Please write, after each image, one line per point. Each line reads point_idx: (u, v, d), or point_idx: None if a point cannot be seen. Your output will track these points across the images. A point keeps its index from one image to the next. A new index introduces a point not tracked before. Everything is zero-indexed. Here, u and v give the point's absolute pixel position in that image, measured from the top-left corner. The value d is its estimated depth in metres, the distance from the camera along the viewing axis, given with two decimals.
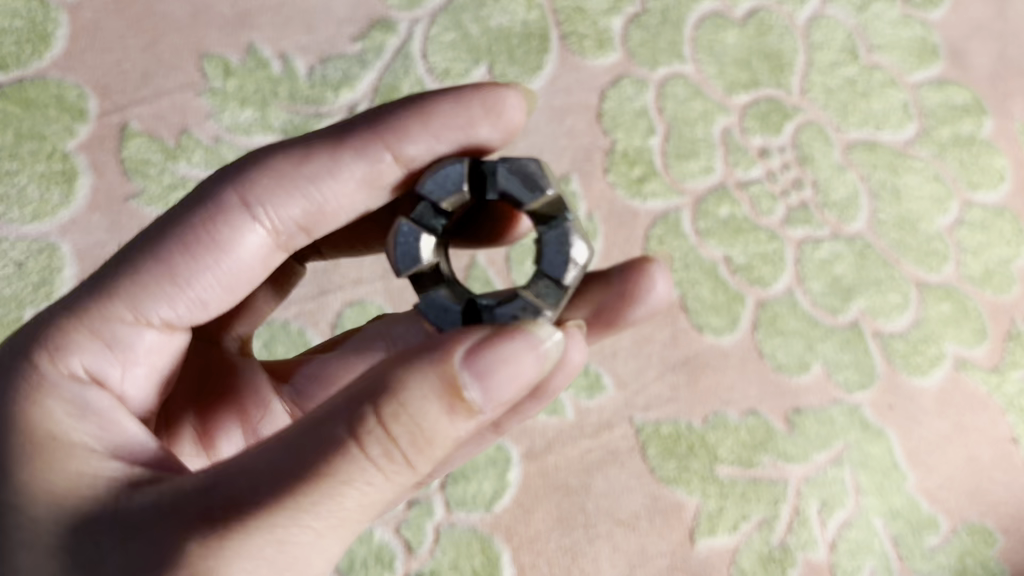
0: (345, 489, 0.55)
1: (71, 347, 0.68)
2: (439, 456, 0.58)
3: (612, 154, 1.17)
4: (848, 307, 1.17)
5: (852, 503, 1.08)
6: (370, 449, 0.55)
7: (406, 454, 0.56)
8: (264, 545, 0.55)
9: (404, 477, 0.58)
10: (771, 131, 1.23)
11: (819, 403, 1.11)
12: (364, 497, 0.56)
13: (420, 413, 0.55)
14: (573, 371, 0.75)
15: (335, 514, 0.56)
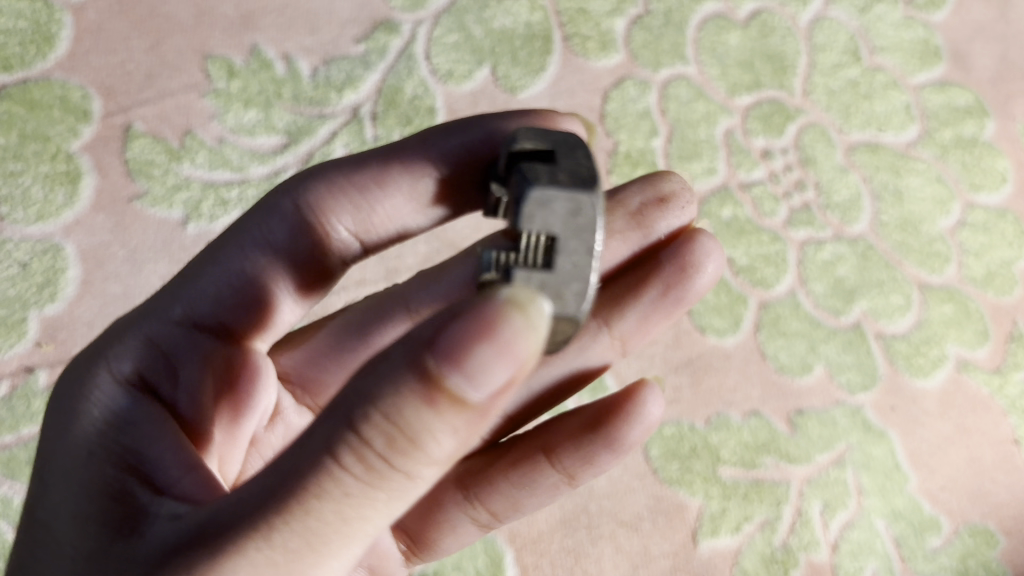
0: (324, 506, 0.49)
1: (126, 353, 0.71)
2: (432, 458, 0.50)
3: (616, 155, 1.17)
4: (850, 308, 1.17)
5: (854, 504, 1.08)
6: (347, 460, 0.49)
7: (386, 459, 0.49)
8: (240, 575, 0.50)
9: (400, 485, 0.51)
10: (773, 132, 1.23)
11: (822, 404, 1.11)
12: (354, 514, 0.50)
13: (395, 417, 0.48)
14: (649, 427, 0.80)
15: (319, 536, 0.50)
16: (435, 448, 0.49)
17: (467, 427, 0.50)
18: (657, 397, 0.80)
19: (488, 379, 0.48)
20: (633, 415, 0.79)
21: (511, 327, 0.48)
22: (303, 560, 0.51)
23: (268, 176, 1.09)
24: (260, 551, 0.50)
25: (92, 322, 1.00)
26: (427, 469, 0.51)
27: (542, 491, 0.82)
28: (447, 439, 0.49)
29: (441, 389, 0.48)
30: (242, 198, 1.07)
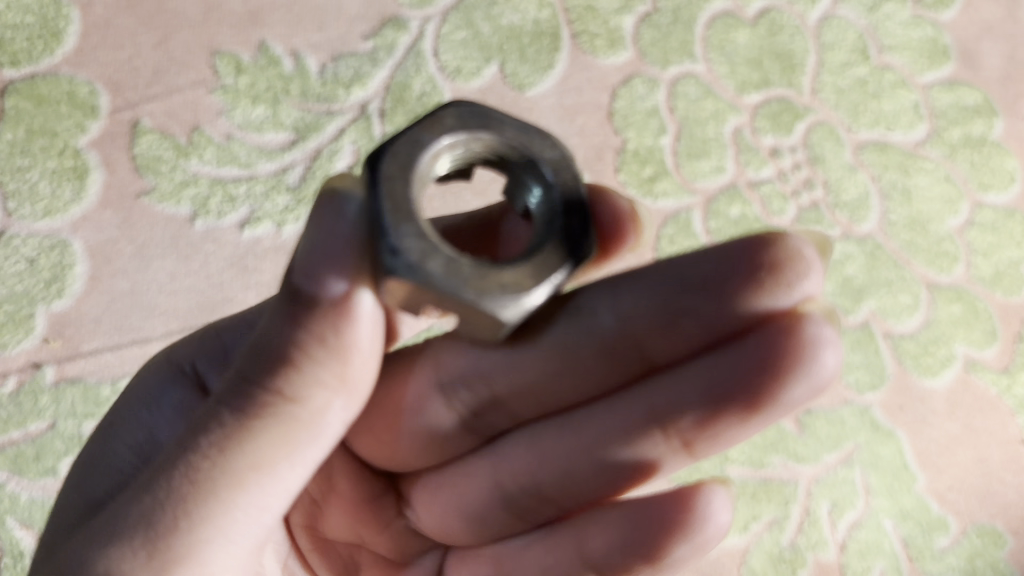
0: (208, 438, 0.55)
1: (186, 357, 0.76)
2: (307, 378, 0.56)
3: (623, 153, 1.16)
4: (859, 308, 1.17)
5: (862, 504, 1.08)
6: (232, 393, 0.56)
7: (257, 380, 0.55)
8: (134, 524, 0.55)
9: (284, 414, 0.56)
10: (782, 131, 1.22)
11: (830, 404, 1.11)
12: (242, 453, 0.56)
13: (270, 338, 0.55)
14: (705, 541, 0.64)
15: (206, 471, 0.55)
16: (308, 369, 0.56)
17: (332, 342, 0.56)
18: (720, 508, 0.63)
19: (329, 279, 0.55)
20: (679, 529, 0.63)
21: (344, 230, 0.54)
22: (194, 502, 0.55)
23: (275, 173, 1.08)
24: (159, 496, 0.55)
25: (99, 319, 1.00)
26: (310, 393, 0.56)
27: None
28: (315, 357, 0.56)
29: (298, 296, 0.55)
30: (249, 194, 1.07)
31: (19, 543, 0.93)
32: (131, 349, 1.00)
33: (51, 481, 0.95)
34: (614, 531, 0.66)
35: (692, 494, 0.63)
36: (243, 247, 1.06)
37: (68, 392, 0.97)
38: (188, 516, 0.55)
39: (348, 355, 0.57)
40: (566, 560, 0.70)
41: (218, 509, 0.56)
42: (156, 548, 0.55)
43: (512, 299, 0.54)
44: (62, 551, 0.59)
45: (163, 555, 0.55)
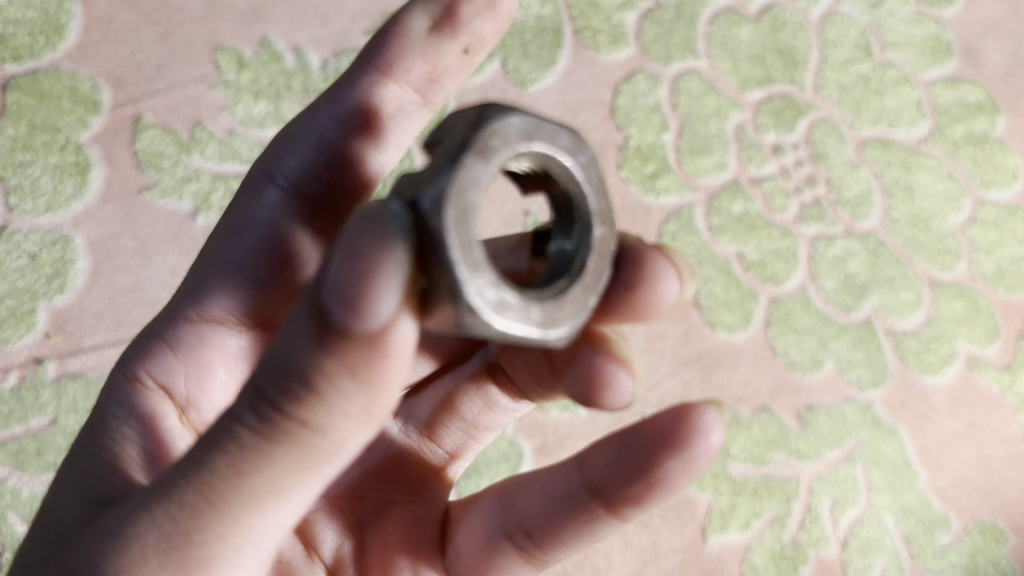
0: (222, 458, 0.49)
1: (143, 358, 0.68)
2: (334, 409, 0.47)
3: (626, 150, 1.16)
4: (860, 305, 1.16)
5: (864, 501, 1.08)
6: (251, 413, 0.48)
7: (280, 407, 0.47)
8: (144, 531, 0.50)
9: (304, 443, 0.48)
10: (785, 127, 1.22)
11: (831, 401, 1.11)
12: (257, 479, 0.49)
13: (293, 357, 0.46)
14: (701, 456, 0.59)
15: (217, 492, 0.49)
16: (336, 400, 0.47)
17: (364, 374, 0.47)
18: (713, 423, 0.59)
19: (371, 304, 0.45)
20: (677, 441, 0.58)
21: (393, 259, 0.46)
22: (209, 520, 0.49)
23: None
24: (172, 509, 0.50)
25: (101, 314, 1.00)
26: (336, 425, 0.48)
27: (580, 525, 0.62)
28: (344, 388, 0.47)
29: (326, 318, 0.45)
30: None
31: (20, 539, 0.92)
32: None
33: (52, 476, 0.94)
34: (615, 446, 0.60)
35: (690, 405, 0.59)
36: None
37: (69, 387, 0.97)
38: (200, 532, 0.50)
39: (382, 385, 0.48)
40: (564, 487, 0.62)
41: (232, 528, 0.50)
42: (160, 558, 0.50)
43: (572, 323, 0.54)
44: (71, 538, 0.55)
45: (169, 566, 0.50)
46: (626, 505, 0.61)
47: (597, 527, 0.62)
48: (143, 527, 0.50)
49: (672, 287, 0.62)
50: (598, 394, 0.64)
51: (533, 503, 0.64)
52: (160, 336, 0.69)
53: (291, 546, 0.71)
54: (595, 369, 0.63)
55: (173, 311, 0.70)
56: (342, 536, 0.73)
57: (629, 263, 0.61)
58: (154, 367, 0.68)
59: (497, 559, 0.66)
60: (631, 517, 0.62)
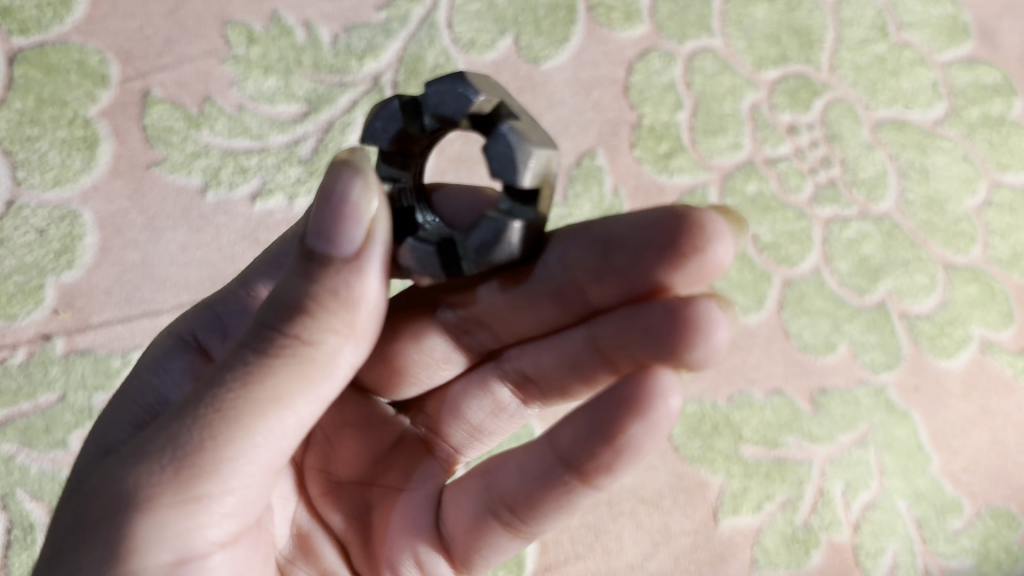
0: (230, 375, 0.56)
1: (187, 317, 0.76)
2: (320, 322, 0.57)
3: (639, 128, 1.15)
4: (875, 288, 1.15)
5: (876, 485, 1.07)
6: (254, 336, 0.57)
7: (279, 327, 0.56)
8: (161, 454, 0.55)
9: (298, 357, 0.57)
10: (800, 108, 1.21)
11: (844, 383, 1.10)
12: (263, 386, 0.56)
13: (282, 290, 0.58)
14: (665, 423, 0.61)
15: (227, 404, 0.55)
16: (322, 313, 0.57)
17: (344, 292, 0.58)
18: (672, 385, 0.61)
19: (346, 239, 0.58)
20: (639, 409, 0.60)
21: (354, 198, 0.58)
22: (220, 427, 0.55)
23: (287, 145, 1.07)
24: (186, 423, 0.55)
25: (109, 290, 0.99)
26: (322, 334, 0.57)
27: (558, 496, 0.64)
28: (329, 302, 0.57)
29: (312, 254, 0.58)
30: (261, 166, 1.06)
31: (28, 516, 0.91)
32: (141, 321, 0.98)
33: (60, 454, 0.92)
34: (579, 418, 0.62)
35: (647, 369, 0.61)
36: (254, 220, 1.04)
37: (78, 363, 0.95)
38: (213, 438, 0.55)
39: (358, 306, 0.59)
40: (538, 463, 0.64)
41: (242, 434, 0.55)
42: (177, 475, 0.55)
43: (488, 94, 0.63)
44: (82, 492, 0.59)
45: (187, 475, 0.55)
46: (599, 474, 0.62)
47: (575, 499, 0.64)
48: (156, 445, 0.55)
49: (726, 250, 0.67)
50: (687, 344, 0.65)
51: (512, 479, 0.66)
52: (201, 314, 0.76)
53: (309, 521, 0.77)
54: (688, 316, 0.65)
55: (222, 294, 0.77)
56: (349, 516, 0.77)
57: (687, 231, 0.66)
58: (201, 331, 0.75)
59: (485, 534, 0.69)
60: (606, 486, 0.64)
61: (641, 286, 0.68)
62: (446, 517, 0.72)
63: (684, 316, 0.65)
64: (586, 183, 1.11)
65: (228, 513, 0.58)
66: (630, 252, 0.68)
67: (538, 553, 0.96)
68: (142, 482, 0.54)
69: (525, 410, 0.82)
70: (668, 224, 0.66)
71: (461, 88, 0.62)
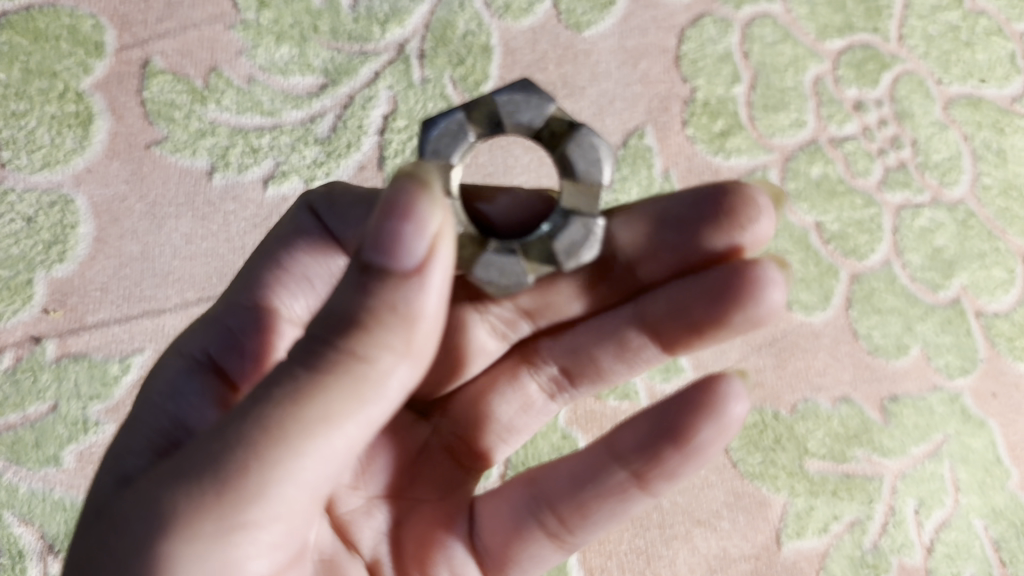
0: (278, 393, 0.47)
1: (193, 335, 0.66)
2: (377, 336, 0.48)
3: (692, 104, 1.03)
4: (949, 283, 1.05)
5: (952, 502, 0.97)
6: (306, 349, 0.48)
7: (332, 339, 0.48)
8: (200, 476, 0.47)
9: (354, 375, 0.48)
10: (867, 82, 1.10)
11: (917, 390, 1.00)
12: (313, 408, 0.47)
13: (334, 301, 0.49)
14: (725, 432, 0.58)
15: (274, 426, 0.46)
16: (380, 327, 0.48)
17: (403, 309, 0.48)
18: (741, 390, 0.58)
19: (406, 249, 0.48)
20: (708, 409, 0.57)
21: (419, 207, 0.48)
22: (265, 450, 0.46)
23: (303, 122, 0.96)
24: (228, 445, 0.47)
25: (106, 286, 0.89)
26: (381, 352, 0.48)
27: (613, 501, 0.60)
28: (387, 316, 0.48)
29: (368, 266, 0.48)
30: (274, 145, 0.95)
31: (19, 542, 0.81)
32: (141, 321, 0.88)
33: (52, 472, 0.83)
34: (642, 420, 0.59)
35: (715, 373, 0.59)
36: (267, 207, 0.93)
37: (71, 369, 0.85)
38: (258, 462, 0.46)
39: (420, 322, 0.49)
40: (592, 462, 0.60)
41: (290, 460, 0.47)
42: (219, 501, 0.47)
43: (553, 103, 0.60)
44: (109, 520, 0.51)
45: (230, 501, 0.47)
46: (657, 472, 0.59)
47: (630, 502, 0.60)
48: (189, 469, 0.47)
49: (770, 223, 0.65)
50: (754, 297, 0.63)
51: (564, 478, 0.61)
52: (206, 327, 0.66)
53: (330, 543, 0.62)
54: (752, 272, 0.63)
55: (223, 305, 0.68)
56: (380, 532, 0.66)
57: (738, 200, 0.65)
58: (214, 349, 0.65)
59: (527, 541, 0.62)
60: (660, 492, 0.60)
61: (695, 256, 0.66)
62: (481, 531, 0.64)
63: (745, 273, 0.63)
64: (634, 165, 1.00)
65: (271, 544, 0.50)
66: (684, 222, 0.66)
67: None
68: (179, 509, 0.47)
69: (552, 407, 0.75)
70: (717, 193, 0.65)
71: (538, 96, 0.58)
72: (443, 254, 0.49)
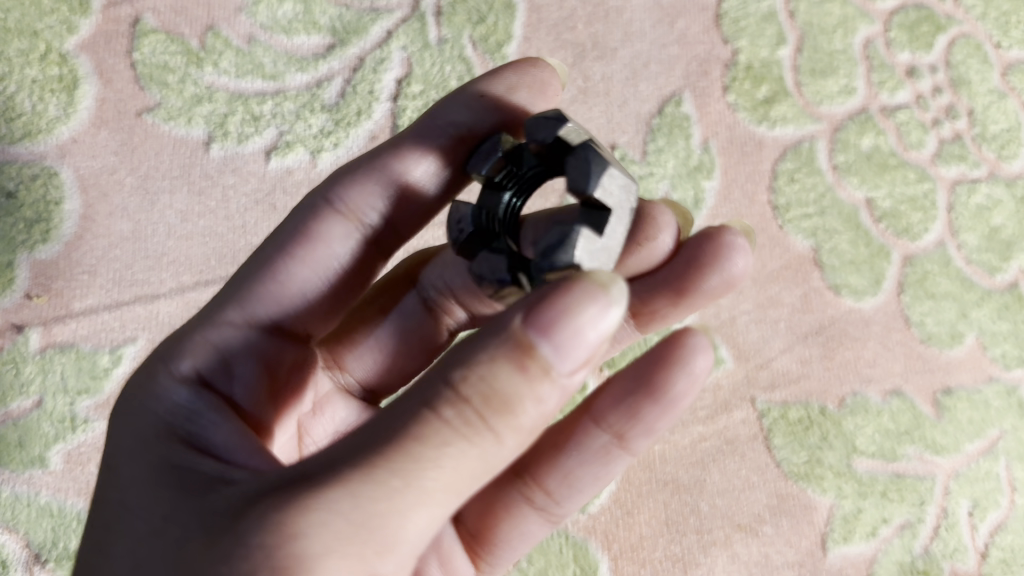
0: (418, 454, 0.41)
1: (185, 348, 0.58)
2: (522, 417, 0.43)
3: (734, 67, 0.95)
4: (1007, 266, 0.96)
5: (1007, 503, 0.89)
6: (444, 410, 0.42)
7: (483, 407, 0.42)
8: (324, 518, 0.41)
9: (487, 449, 0.43)
10: (921, 46, 1.00)
11: (971, 382, 0.92)
12: (442, 473, 0.42)
13: (480, 358, 0.42)
14: (693, 383, 0.55)
15: (409, 483, 0.41)
16: (524, 412, 0.42)
17: (551, 402, 0.43)
18: (702, 345, 0.55)
19: (574, 344, 0.42)
20: (669, 356, 0.55)
21: (589, 308, 0.42)
22: (397, 507, 0.42)
23: (309, 87, 0.87)
24: (353, 492, 0.41)
25: (94, 270, 0.82)
26: (518, 434, 0.43)
27: (595, 466, 0.58)
28: (531, 405, 0.42)
29: (524, 343, 0.42)
30: (277, 113, 0.87)
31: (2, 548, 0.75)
32: (132, 308, 0.81)
33: (38, 474, 0.77)
34: (616, 384, 0.57)
35: (677, 331, 0.55)
36: (270, 181, 0.86)
37: (56, 361, 0.79)
38: (390, 520, 0.42)
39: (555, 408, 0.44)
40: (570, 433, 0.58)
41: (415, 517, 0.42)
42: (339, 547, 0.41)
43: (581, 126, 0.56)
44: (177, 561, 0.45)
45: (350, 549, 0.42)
46: (637, 430, 0.57)
47: (612, 464, 0.58)
48: (297, 521, 0.41)
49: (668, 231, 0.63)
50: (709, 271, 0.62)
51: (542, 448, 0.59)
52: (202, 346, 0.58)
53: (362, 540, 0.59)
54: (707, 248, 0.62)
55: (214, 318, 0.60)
56: None
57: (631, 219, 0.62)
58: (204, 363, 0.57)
59: (513, 519, 0.60)
60: (643, 447, 0.58)
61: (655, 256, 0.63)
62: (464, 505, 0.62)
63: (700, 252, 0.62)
64: (670, 135, 0.92)
65: None
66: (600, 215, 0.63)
67: None
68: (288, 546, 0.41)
69: None
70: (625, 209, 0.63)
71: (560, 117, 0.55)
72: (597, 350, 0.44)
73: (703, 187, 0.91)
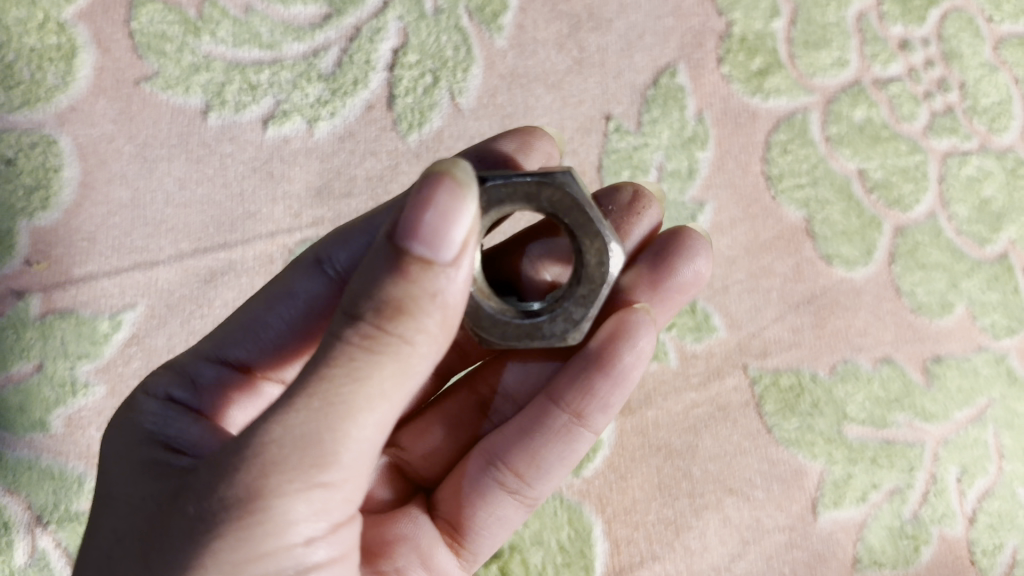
0: (342, 371, 0.48)
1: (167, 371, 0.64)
2: (417, 320, 0.49)
3: (728, 39, 0.96)
4: (997, 237, 0.97)
5: (995, 470, 0.90)
6: (351, 327, 0.48)
7: (380, 321, 0.48)
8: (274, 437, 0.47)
9: (400, 355, 0.49)
10: (913, 19, 1.01)
11: (961, 351, 0.93)
12: (369, 385, 0.48)
13: (366, 285, 0.49)
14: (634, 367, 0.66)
15: (339, 399, 0.48)
16: (422, 310, 0.49)
17: (443, 297, 0.49)
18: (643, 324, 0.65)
19: (447, 236, 0.48)
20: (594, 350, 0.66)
21: (445, 190, 0.49)
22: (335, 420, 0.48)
23: (305, 56, 0.88)
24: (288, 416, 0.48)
25: (93, 237, 0.83)
26: (417, 335, 0.49)
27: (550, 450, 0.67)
28: (428, 302, 0.49)
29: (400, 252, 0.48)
30: (274, 82, 0.87)
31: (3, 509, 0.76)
32: (131, 274, 0.82)
33: (39, 438, 0.78)
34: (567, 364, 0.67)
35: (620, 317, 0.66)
36: (267, 149, 0.86)
37: (57, 326, 0.80)
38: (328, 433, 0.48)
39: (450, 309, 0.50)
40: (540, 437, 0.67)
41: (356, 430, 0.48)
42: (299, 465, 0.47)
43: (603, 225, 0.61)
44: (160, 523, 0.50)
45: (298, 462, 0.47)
46: (593, 406, 0.67)
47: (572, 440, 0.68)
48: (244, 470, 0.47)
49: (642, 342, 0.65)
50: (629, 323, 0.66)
51: (511, 437, 0.67)
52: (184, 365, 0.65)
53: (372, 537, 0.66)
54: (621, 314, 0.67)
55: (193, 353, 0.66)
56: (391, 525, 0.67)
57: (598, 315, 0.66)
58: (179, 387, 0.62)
59: (488, 504, 0.68)
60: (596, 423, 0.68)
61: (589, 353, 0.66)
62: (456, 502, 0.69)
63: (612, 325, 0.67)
64: (665, 106, 0.93)
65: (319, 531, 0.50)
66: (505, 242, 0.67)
67: (608, 553, 0.82)
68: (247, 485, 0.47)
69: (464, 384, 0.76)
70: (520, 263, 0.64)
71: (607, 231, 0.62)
72: (469, 243, 0.49)
73: (697, 158, 0.92)
